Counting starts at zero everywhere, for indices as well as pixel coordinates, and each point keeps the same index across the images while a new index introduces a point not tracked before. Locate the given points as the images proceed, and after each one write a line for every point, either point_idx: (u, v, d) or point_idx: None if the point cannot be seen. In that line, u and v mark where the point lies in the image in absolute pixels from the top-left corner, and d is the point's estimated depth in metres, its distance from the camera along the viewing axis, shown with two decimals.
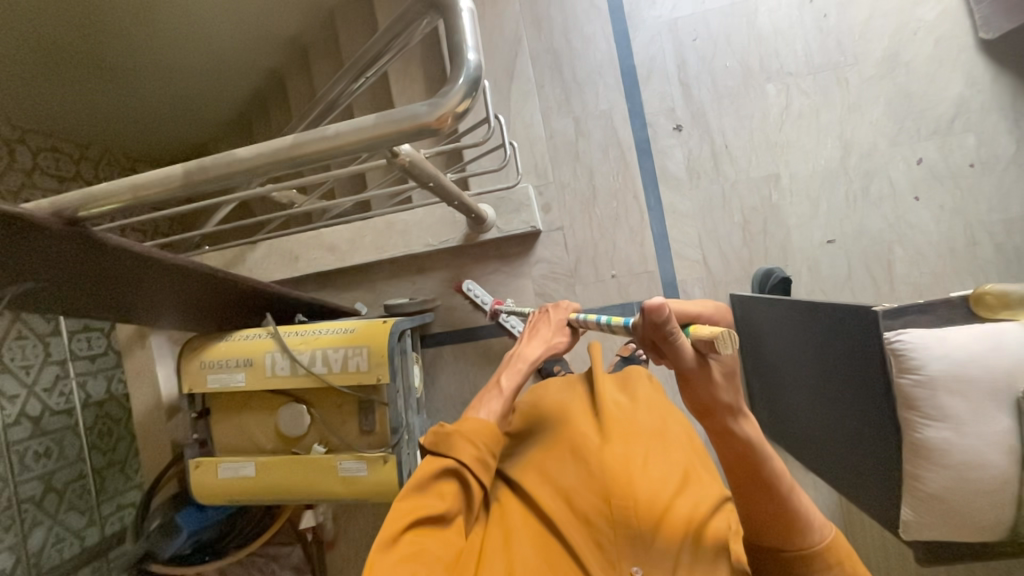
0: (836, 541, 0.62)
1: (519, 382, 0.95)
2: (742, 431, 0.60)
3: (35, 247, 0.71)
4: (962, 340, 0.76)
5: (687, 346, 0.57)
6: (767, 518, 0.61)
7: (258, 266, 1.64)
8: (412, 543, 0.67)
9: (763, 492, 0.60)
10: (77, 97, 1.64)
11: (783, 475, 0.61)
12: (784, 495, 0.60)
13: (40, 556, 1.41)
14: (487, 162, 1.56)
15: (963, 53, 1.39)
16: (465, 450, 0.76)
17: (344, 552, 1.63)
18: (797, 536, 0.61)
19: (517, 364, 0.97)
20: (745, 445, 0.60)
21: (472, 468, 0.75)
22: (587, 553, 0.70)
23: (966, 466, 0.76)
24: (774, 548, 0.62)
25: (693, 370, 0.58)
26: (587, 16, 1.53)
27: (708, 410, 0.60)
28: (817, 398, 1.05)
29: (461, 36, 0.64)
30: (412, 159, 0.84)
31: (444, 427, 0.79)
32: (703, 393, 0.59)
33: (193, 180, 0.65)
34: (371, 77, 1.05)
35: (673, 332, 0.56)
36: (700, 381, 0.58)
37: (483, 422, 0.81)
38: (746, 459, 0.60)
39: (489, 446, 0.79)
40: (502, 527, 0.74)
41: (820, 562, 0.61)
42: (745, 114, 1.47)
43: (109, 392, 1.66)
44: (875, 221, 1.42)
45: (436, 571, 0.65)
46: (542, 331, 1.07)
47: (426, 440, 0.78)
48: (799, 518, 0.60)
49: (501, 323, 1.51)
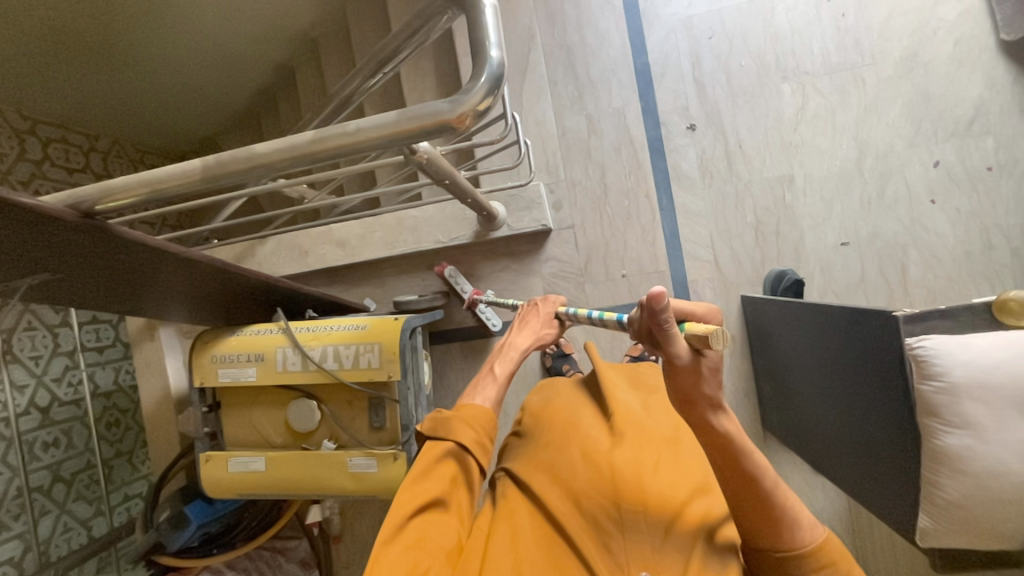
0: (827, 542, 0.61)
1: (512, 369, 0.98)
2: (720, 424, 0.60)
3: (50, 238, 0.70)
4: (985, 347, 0.75)
5: (680, 341, 0.55)
6: (755, 515, 0.61)
7: (269, 260, 1.63)
8: (415, 530, 0.67)
9: (746, 489, 0.60)
10: (88, 86, 1.63)
11: (767, 470, 0.61)
12: (767, 493, 0.60)
13: (50, 545, 1.40)
14: (499, 160, 1.55)
15: (983, 53, 1.37)
16: (465, 434, 0.78)
17: (351, 546, 1.65)
18: (787, 535, 0.60)
19: (510, 353, 0.99)
20: (726, 438, 0.60)
21: (471, 448, 0.77)
22: (589, 549, 0.69)
23: (988, 475, 0.74)
24: (766, 547, 0.62)
25: (683, 362, 0.56)
26: (601, 12, 1.52)
27: (689, 399, 0.58)
28: (832, 402, 1.04)
29: (485, 32, 0.63)
30: (429, 156, 0.83)
31: (443, 412, 0.81)
32: (687, 384, 0.57)
33: (212, 174, 0.64)
34: (388, 73, 1.03)
35: (667, 324, 0.53)
36: (686, 374, 0.56)
37: (481, 407, 0.83)
38: (726, 452, 0.60)
39: (487, 432, 0.81)
40: (508, 523, 0.74)
41: (812, 562, 0.59)
42: (760, 113, 1.45)
43: (118, 383, 1.69)
44: (890, 224, 1.41)
45: (439, 559, 0.65)
46: (531, 323, 1.07)
47: (425, 426, 0.80)
48: (783, 515, 0.60)
49: (478, 313, 1.52)
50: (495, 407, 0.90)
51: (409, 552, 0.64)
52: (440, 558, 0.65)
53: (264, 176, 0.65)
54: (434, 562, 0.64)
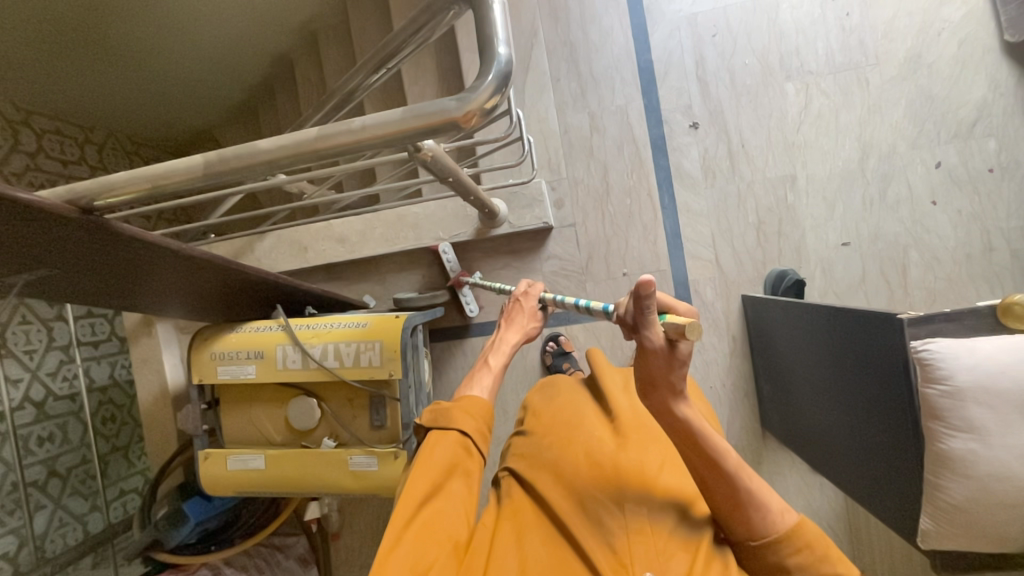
0: (802, 526, 0.63)
1: (506, 362, 0.98)
2: (679, 409, 0.64)
3: (48, 234, 0.69)
4: (991, 352, 0.75)
5: (658, 329, 0.61)
6: (725, 501, 0.65)
7: (267, 256, 1.61)
8: (423, 518, 0.67)
9: (713, 475, 0.64)
10: (81, 77, 1.61)
11: (729, 453, 0.64)
12: (730, 474, 0.63)
13: (45, 540, 1.39)
14: (501, 157, 1.53)
15: (987, 55, 1.36)
16: (466, 422, 0.78)
17: (349, 543, 1.65)
18: (759, 523, 0.64)
19: (501, 347, 0.99)
20: (685, 425, 0.64)
21: (472, 436, 0.78)
22: (589, 541, 0.68)
23: (993, 479, 0.74)
24: (743, 537, 0.65)
25: (655, 349, 0.62)
26: (605, 8, 1.50)
27: (652, 382, 0.64)
28: (831, 403, 1.05)
29: (493, 29, 0.62)
30: (434, 153, 0.82)
31: (442, 404, 0.81)
32: (655, 369, 0.63)
33: (214, 171, 0.63)
34: (392, 69, 1.01)
35: (650, 311, 0.59)
36: (654, 359, 0.62)
37: (480, 399, 0.84)
38: (686, 434, 0.65)
39: (486, 421, 0.82)
40: (513, 525, 0.73)
41: (786, 546, 0.62)
42: (763, 113, 1.45)
43: (113, 377, 1.68)
44: (892, 225, 1.41)
45: (446, 550, 0.65)
46: (518, 319, 1.06)
47: (425, 418, 0.80)
48: (750, 499, 0.64)
49: (461, 296, 1.54)
50: (493, 395, 0.90)
51: (417, 541, 0.64)
52: (447, 550, 0.65)
53: (266, 174, 0.64)
54: (440, 554, 0.64)
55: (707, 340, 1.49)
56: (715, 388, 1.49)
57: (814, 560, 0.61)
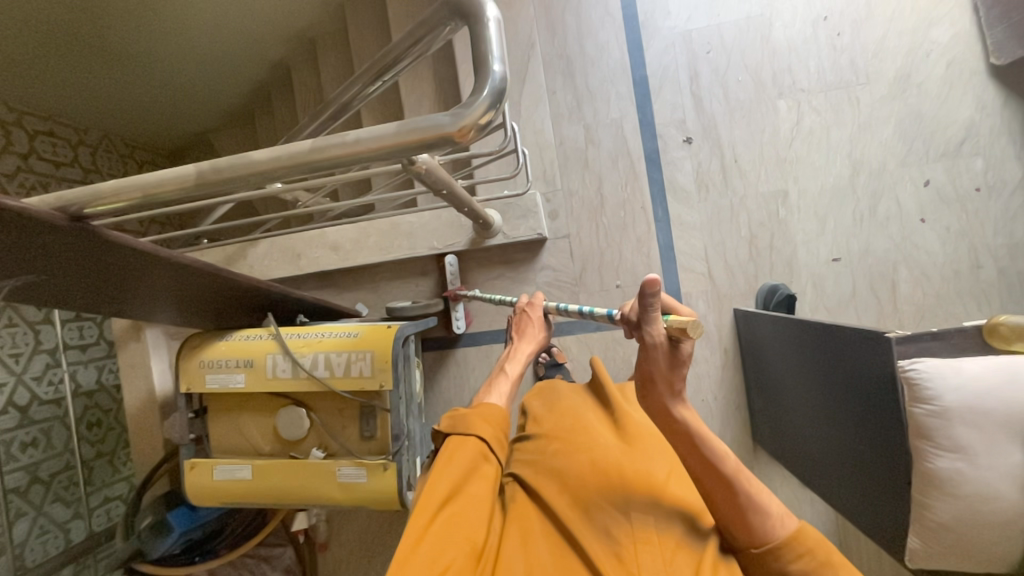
0: (803, 532, 0.63)
1: (523, 370, 0.98)
2: (679, 413, 0.67)
3: (35, 240, 0.68)
4: (978, 371, 0.77)
5: (659, 326, 0.62)
6: (726, 507, 0.65)
7: (259, 263, 1.60)
8: (445, 518, 0.65)
9: (712, 479, 0.65)
10: (76, 79, 1.60)
11: (728, 458, 0.66)
12: (729, 478, 0.64)
13: (24, 547, 1.36)
14: (496, 168, 1.54)
15: (974, 77, 1.39)
16: (484, 429, 0.78)
17: (337, 553, 1.63)
18: (759, 530, 0.64)
19: (518, 354, 1.00)
20: (682, 425, 0.66)
21: (490, 442, 0.77)
22: (596, 550, 0.67)
23: (977, 497, 0.76)
24: (744, 544, 0.65)
25: (658, 347, 0.63)
26: (600, 23, 1.52)
27: (651, 380, 0.66)
28: (818, 419, 1.06)
29: (489, 46, 0.63)
30: (428, 166, 0.83)
31: (459, 411, 0.82)
32: (656, 367, 0.64)
33: (206, 181, 0.62)
34: (388, 81, 1.01)
35: (652, 309, 0.60)
36: (653, 356, 0.63)
37: (497, 408, 0.84)
38: (689, 440, 0.66)
39: (502, 429, 0.82)
40: (518, 527, 0.72)
41: (788, 552, 0.62)
42: (756, 129, 1.47)
43: (100, 382, 1.65)
44: (882, 241, 1.43)
45: (466, 552, 0.62)
46: (529, 331, 1.05)
47: (442, 424, 0.80)
48: (750, 505, 0.64)
49: (454, 314, 1.53)
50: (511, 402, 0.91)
51: (435, 541, 0.62)
52: (466, 551, 0.63)
53: (260, 183, 0.64)
54: (458, 555, 0.62)
55: (699, 353, 1.50)
56: (707, 402, 1.50)
57: (816, 565, 0.61)
